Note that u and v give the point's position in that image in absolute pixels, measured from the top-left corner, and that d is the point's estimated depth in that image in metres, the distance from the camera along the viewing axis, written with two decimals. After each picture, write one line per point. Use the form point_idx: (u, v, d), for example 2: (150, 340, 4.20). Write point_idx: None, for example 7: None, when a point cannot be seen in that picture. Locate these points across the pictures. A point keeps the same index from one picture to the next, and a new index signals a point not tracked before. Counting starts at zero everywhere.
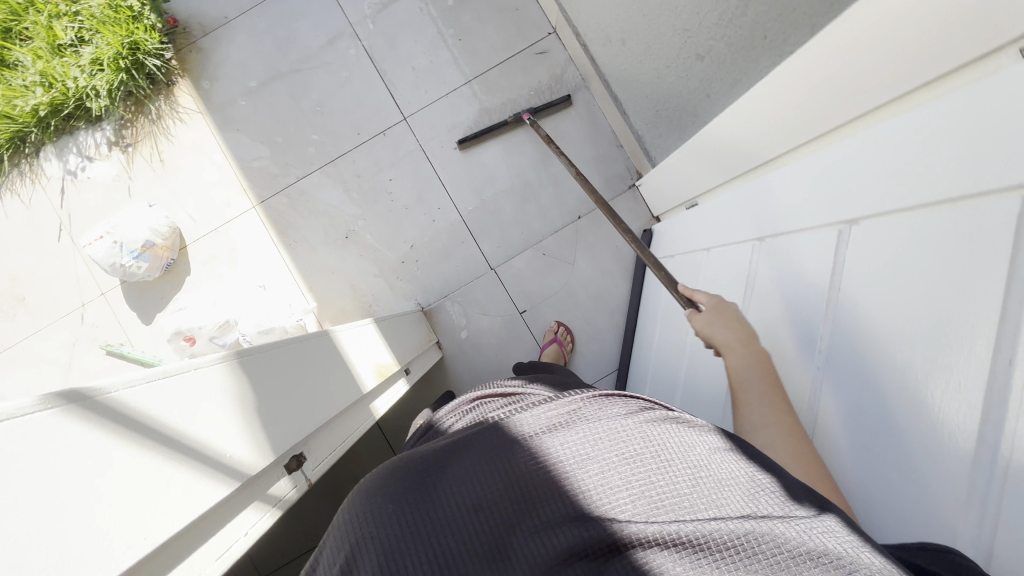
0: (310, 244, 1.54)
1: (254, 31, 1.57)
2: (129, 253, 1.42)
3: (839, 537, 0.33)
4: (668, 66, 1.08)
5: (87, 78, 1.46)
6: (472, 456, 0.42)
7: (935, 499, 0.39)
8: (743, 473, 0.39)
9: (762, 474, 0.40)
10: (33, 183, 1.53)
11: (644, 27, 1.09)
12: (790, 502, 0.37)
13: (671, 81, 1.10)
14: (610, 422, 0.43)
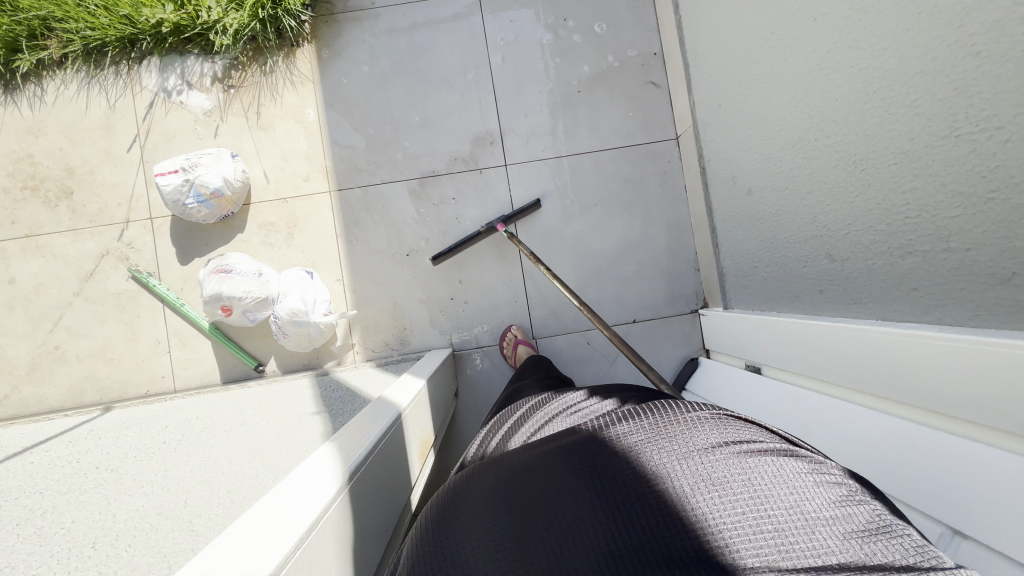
0: (370, 249, 1.52)
1: (395, 25, 1.55)
2: (194, 196, 1.37)
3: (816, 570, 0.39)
4: (791, 244, 1.08)
5: (220, 13, 1.44)
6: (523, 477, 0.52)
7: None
8: (762, 499, 0.45)
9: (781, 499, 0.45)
10: (126, 87, 1.51)
11: (780, 198, 1.09)
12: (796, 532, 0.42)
13: (785, 256, 1.10)
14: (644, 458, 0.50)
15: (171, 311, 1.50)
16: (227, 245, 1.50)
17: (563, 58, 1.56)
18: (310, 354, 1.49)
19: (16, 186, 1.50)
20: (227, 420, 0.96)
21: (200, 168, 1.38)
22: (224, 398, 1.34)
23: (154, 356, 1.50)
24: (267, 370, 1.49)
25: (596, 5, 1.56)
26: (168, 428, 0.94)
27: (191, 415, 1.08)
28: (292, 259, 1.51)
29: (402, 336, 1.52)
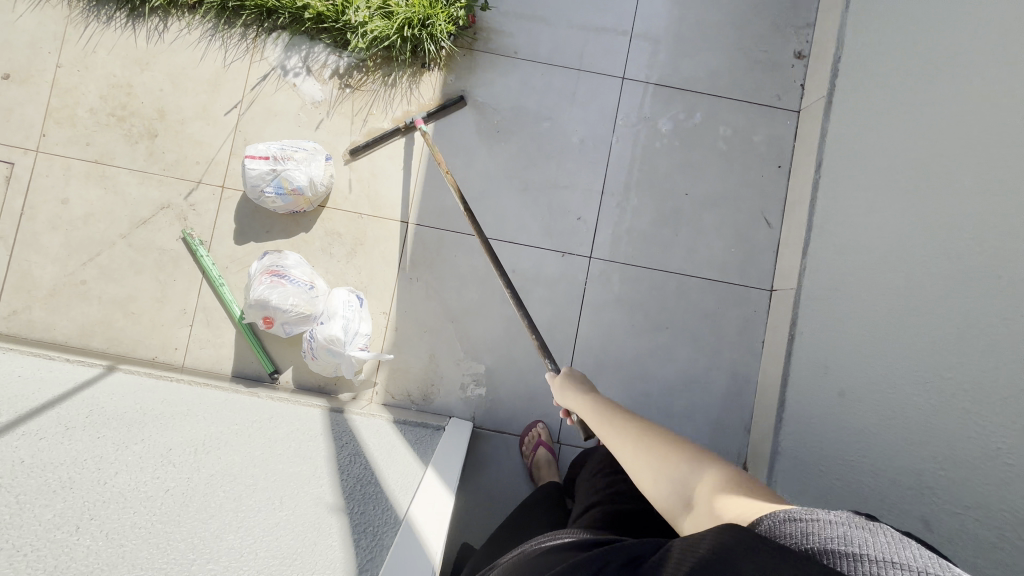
0: (427, 292, 1.45)
1: (530, 81, 1.48)
2: (275, 185, 1.30)
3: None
4: (893, 484, 0.98)
5: (366, 17, 1.41)
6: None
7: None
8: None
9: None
10: (247, 53, 1.47)
11: (895, 435, 1.00)
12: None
13: (878, 491, 1.00)
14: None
15: (207, 287, 1.43)
16: (288, 241, 1.43)
17: (686, 171, 1.48)
18: (329, 378, 1.41)
19: (104, 110, 1.46)
20: (238, 465, 0.88)
21: (292, 162, 1.31)
22: (227, 400, 1.25)
23: (175, 324, 1.42)
24: (280, 379, 1.41)
25: (737, 130, 1.49)
26: (172, 456, 0.85)
27: (198, 432, 0.99)
28: (345, 276, 1.44)
29: (426, 391, 1.43)
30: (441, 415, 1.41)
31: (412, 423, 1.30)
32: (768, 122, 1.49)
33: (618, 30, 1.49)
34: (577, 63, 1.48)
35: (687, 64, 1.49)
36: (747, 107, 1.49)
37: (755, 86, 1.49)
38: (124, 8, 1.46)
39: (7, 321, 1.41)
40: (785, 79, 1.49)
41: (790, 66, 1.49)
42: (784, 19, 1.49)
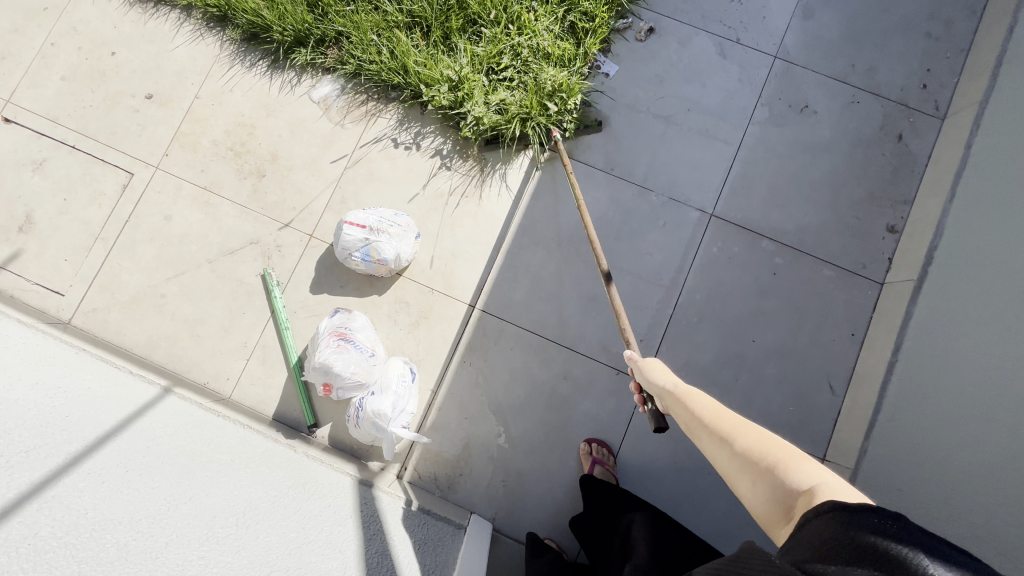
0: (476, 379, 1.46)
1: (620, 198, 1.53)
2: (363, 252, 1.38)
3: None
4: None
5: (482, 111, 1.49)
6: None
7: None
8: None
9: None
10: (364, 118, 1.58)
11: None
12: None
13: None
14: None
15: (272, 327, 1.48)
16: (359, 300, 1.49)
17: (758, 319, 1.47)
18: (362, 443, 1.42)
19: (225, 144, 1.57)
20: (275, 550, 0.89)
21: (385, 234, 1.39)
22: (267, 450, 1.27)
23: (233, 356, 1.47)
24: (316, 433, 1.43)
25: (818, 289, 1.48)
26: (216, 530, 0.87)
27: (237, 495, 1.00)
28: (402, 346, 1.47)
29: (453, 479, 1.42)
30: (461, 508, 1.38)
31: (434, 515, 1.29)
32: (848, 287, 1.48)
33: (714, 168, 1.53)
34: (669, 192, 1.52)
35: (778, 215, 1.50)
36: (831, 269, 1.48)
37: (842, 249, 1.49)
38: (267, 57, 1.60)
39: (86, 317, 1.49)
40: (873, 249, 1.48)
41: (881, 238, 1.49)
42: (882, 191, 1.50)
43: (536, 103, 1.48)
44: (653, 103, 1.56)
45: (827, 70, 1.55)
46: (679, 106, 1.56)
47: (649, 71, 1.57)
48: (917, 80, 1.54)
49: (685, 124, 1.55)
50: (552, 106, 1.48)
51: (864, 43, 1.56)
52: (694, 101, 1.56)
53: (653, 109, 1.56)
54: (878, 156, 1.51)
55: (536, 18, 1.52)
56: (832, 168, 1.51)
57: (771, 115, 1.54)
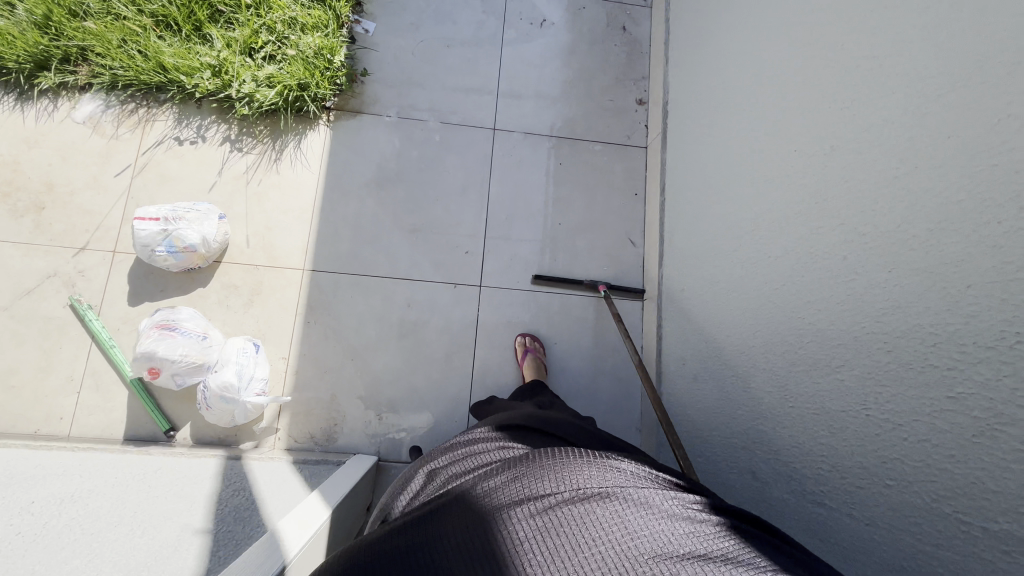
0: (325, 334, 1.52)
1: (411, 136, 1.67)
2: (166, 245, 1.38)
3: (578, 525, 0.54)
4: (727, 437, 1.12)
5: (252, 87, 1.54)
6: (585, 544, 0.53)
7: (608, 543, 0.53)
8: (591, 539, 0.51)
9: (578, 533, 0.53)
10: (139, 125, 1.57)
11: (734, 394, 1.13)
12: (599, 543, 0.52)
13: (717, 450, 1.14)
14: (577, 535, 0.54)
15: (97, 351, 1.42)
16: (185, 296, 1.48)
17: (558, 204, 1.68)
18: (228, 430, 1.42)
19: None
20: (105, 508, 0.89)
21: (184, 221, 1.40)
22: (113, 459, 1.24)
23: (62, 393, 1.39)
24: (176, 437, 1.39)
25: (598, 166, 1.72)
26: (28, 509, 0.85)
27: (67, 488, 0.97)
28: (242, 326, 1.49)
29: (330, 431, 1.46)
30: (344, 453, 1.43)
31: (312, 462, 1.33)
32: (622, 157, 1.73)
33: (484, 90, 1.72)
34: (452, 120, 1.69)
35: (547, 115, 1.73)
36: (604, 147, 1.73)
37: (608, 128, 1.74)
38: (13, 92, 1.54)
39: None
40: (631, 121, 1.76)
41: (633, 111, 1.77)
42: (623, 74, 1.78)
43: (302, 66, 1.57)
44: (416, 48, 1.72)
45: None
46: (439, 45, 1.73)
47: (404, 21, 1.73)
48: None
49: (449, 60, 1.72)
50: (319, 66, 1.58)
51: None
52: (451, 38, 1.74)
53: (417, 52, 1.72)
54: (611, 47, 1.79)
55: None
56: (578, 66, 1.77)
57: (517, 35, 1.76)
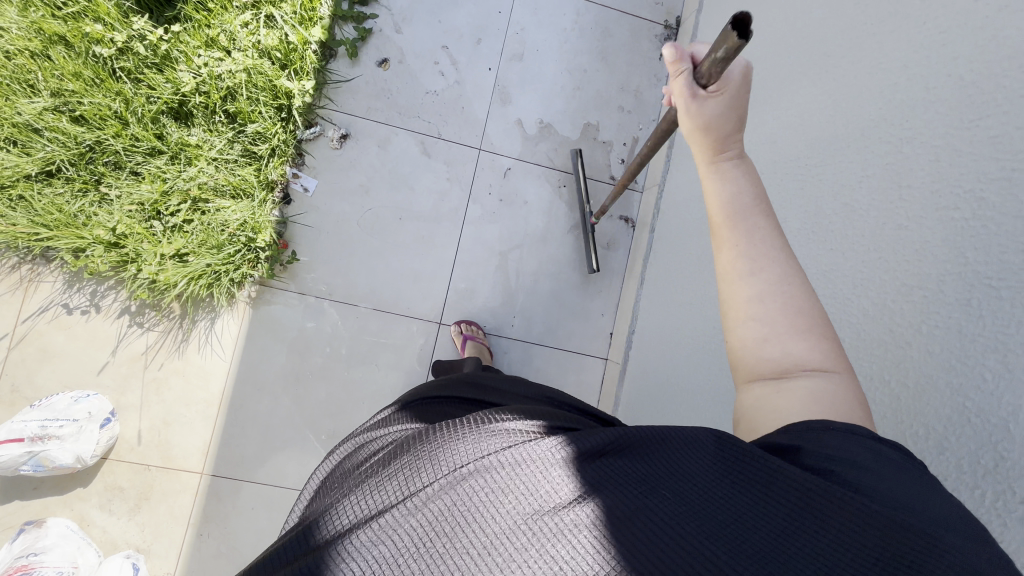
0: (217, 549, 1.38)
1: (344, 323, 1.47)
2: (32, 463, 1.24)
3: (444, 502, 0.44)
4: None
5: (155, 264, 1.32)
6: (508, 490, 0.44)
7: (507, 502, 0.43)
8: (453, 512, 0.43)
9: (439, 507, 0.44)
10: (20, 285, 1.34)
11: None
12: (450, 526, 0.42)
13: None
14: (460, 485, 0.45)
15: None
16: (63, 497, 1.33)
17: None
18: None
19: None
20: None
21: (54, 440, 1.24)
22: None
23: None
24: None
25: (549, 376, 1.55)
26: None
27: None
28: (125, 535, 1.35)
29: None
30: None
31: None
32: (578, 367, 1.56)
33: (435, 275, 1.52)
34: (394, 307, 1.50)
35: (503, 311, 1.54)
36: (560, 353, 1.55)
37: (567, 332, 1.56)
38: None
39: None
40: (595, 328, 1.57)
41: (600, 315, 1.58)
42: (597, 270, 1.58)
43: (219, 243, 1.36)
44: (363, 215, 1.48)
45: (531, 157, 1.56)
46: (390, 216, 1.49)
47: (351, 181, 1.47)
48: (616, 156, 1.59)
49: (399, 234, 1.50)
50: (241, 245, 1.37)
51: (564, 123, 1.57)
52: (405, 207, 1.50)
53: (363, 222, 1.48)
54: (588, 237, 1.58)
55: (202, 146, 1.35)
56: (547, 256, 1.56)
57: (483, 212, 1.54)
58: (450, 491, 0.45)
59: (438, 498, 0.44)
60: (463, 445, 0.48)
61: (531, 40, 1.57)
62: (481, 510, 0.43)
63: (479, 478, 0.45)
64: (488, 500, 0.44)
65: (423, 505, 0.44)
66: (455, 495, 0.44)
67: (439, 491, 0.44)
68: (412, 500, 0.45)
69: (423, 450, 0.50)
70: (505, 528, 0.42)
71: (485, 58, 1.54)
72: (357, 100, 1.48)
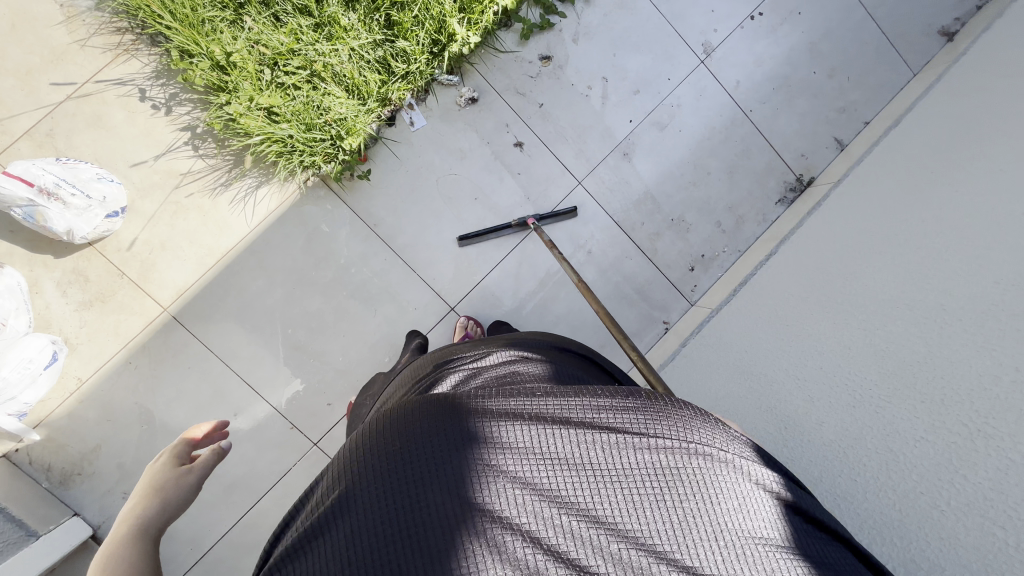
0: (138, 382, 1.36)
1: (370, 257, 1.45)
2: (26, 211, 1.18)
3: (638, 469, 0.58)
4: None
5: (243, 106, 1.31)
6: (684, 473, 0.58)
7: (680, 480, 0.58)
8: (643, 478, 0.57)
9: (637, 468, 0.58)
10: (114, 49, 1.32)
11: None
12: (638, 493, 0.57)
13: None
14: (655, 454, 0.58)
15: None
16: (30, 253, 1.30)
17: None
18: None
19: None
20: None
21: (59, 203, 1.20)
22: None
23: None
24: None
25: None
26: None
27: None
28: (64, 321, 1.32)
29: (68, 475, 1.33)
30: (65, 506, 1.32)
31: (5, 515, 1.19)
32: None
33: (474, 264, 1.51)
34: (420, 270, 1.48)
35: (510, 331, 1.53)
36: None
37: None
38: None
39: None
40: None
41: None
42: (613, 347, 1.57)
43: (310, 123, 1.34)
44: (446, 176, 1.47)
45: (616, 216, 1.56)
46: (468, 192, 1.49)
47: (454, 141, 1.47)
48: (688, 260, 1.60)
49: (465, 211, 1.49)
50: (326, 136, 1.36)
51: (661, 206, 1.58)
52: (485, 192, 1.50)
53: (441, 182, 1.47)
54: (621, 313, 1.57)
55: (347, 31, 1.34)
56: (578, 308, 1.55)
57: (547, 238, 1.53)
58: (646, 452, 0.58)
59: (635, 458, 0.58)
60: (613, 416, 0.61)
61: (679, 119, 1.58)
62: (666, 484, 0.57)
63: (629, 457, 0.58)
64: (671, 477, 0.58)
65: (625, 459, 0.58)
66: (651, 461, 0.58)
67: (612, 459, 0.58)
68: (614, 453, 0.58)
69: (614, 400, 0.62)
70: (676, 505, 0.57)
71: (631, 109, 1.55)
72: (503, 77, 1.48)
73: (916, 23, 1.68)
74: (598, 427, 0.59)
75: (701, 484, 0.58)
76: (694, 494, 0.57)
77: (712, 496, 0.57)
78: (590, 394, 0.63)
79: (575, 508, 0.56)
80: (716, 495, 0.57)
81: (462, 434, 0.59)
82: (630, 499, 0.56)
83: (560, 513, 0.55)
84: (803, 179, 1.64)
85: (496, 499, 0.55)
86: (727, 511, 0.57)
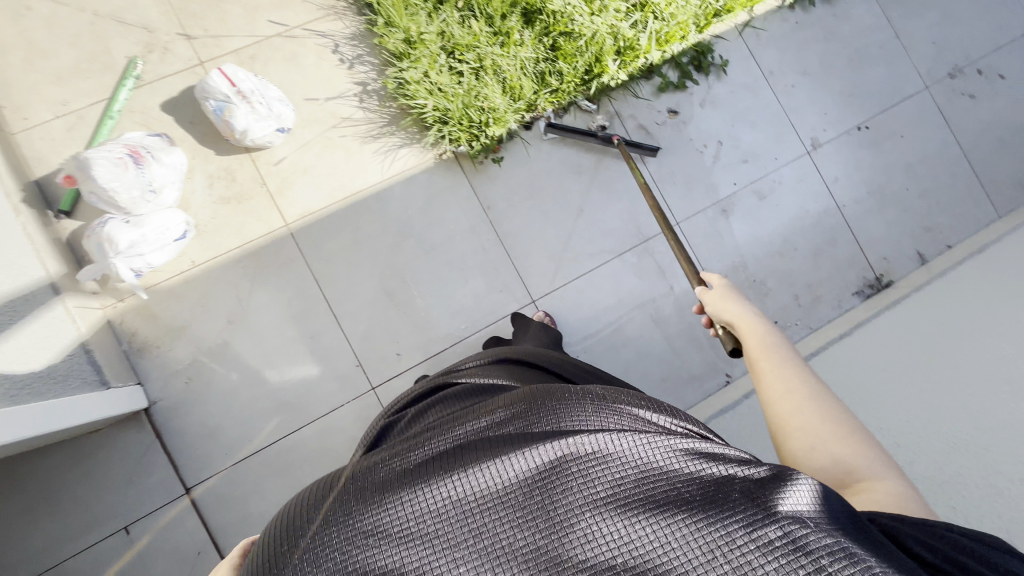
0: (239, 281, 1.45)
1: (476, 233, 1.57)
2: (219, 104, 1.37)
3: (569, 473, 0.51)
4: None
5: (417, 76, 1.51)
6: (629, 474, 0.51)
7: (639, 482, 0.51)
8: (578, 482, 0.50)
9: (568, 472, 0.51)
10: (327, 8, 1.57)
11: None
12: (580, 497, 0.50)
13: None
14: (567, 454, 0.52)
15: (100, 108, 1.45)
16: (198, 143, 1.47)
17: None
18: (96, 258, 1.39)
19: None
20: None
21: (247, 105, 1.38)
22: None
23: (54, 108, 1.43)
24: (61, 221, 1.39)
25: None
26: None
27: None
28: (200, 208, 1.46)
29: (147, 346, 1.39)
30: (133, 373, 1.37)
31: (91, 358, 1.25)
32: None
33: (565, 267, 1.60)
34: (516, 258, 1.58)
35: (581, 338, 1.58)
36: None
37: None
38: None
39: None
40: None
41: None
42: (673, 383, 1.59)
43: (467, 104, 1.53)
44: (562, 184, 1.62)
45: (703, 263, 1.66)
46: (577, 203, 1.62)
47: (578, 157, 1.63)
48: None
49: (570, 218, 1.62)
50: (476, 119, 1.54)
51: (747, 265, 1.67)
52: (592, 208, 1.63)
53: (557, 188, 1.62)
54: (688, 353, 1.61)
55: (520, 43, 1.56)
56: (649, 336, 1.61)
57: (637, 263, 1.63)
58: (571, 461, 0.52)
59: (559, 459, 0.52)
60: (519, 424, 0.56)
61: (778, 195, 1.72)
62: (607, 487, 0.50)
63: (551, 455, 0.52)
64: (622, 480, 0.51)
65: (547, 465, 0.52)
66: (574, 458, 0.52)
67: (525, 466, 0.52)
68: (520, 462, 0.52)
69: (513, 408, 0.57)
70: (642, 507, 0.49)
71: (737, 174, 1.70)
72: (633, 117, 1.66)
73: (1007, 174, 1.83)
74: (505, 437, 0.55)
75: (665, 488, 0.50)
76: (644, 490, 0.50)
77: (664, 491, 0.50)
78: (479, 411, 0.59)
79: (515, 521, 0.49)
80: (679, 492, 0.50)
81: (379, 475, 0.55)
82: (563, 521, 0.49)
83: (494, 547, 0.49)
84: (883, 281, 1.72)
85: (431, 521, 0.50)
86: (696, 509, 0.48)
